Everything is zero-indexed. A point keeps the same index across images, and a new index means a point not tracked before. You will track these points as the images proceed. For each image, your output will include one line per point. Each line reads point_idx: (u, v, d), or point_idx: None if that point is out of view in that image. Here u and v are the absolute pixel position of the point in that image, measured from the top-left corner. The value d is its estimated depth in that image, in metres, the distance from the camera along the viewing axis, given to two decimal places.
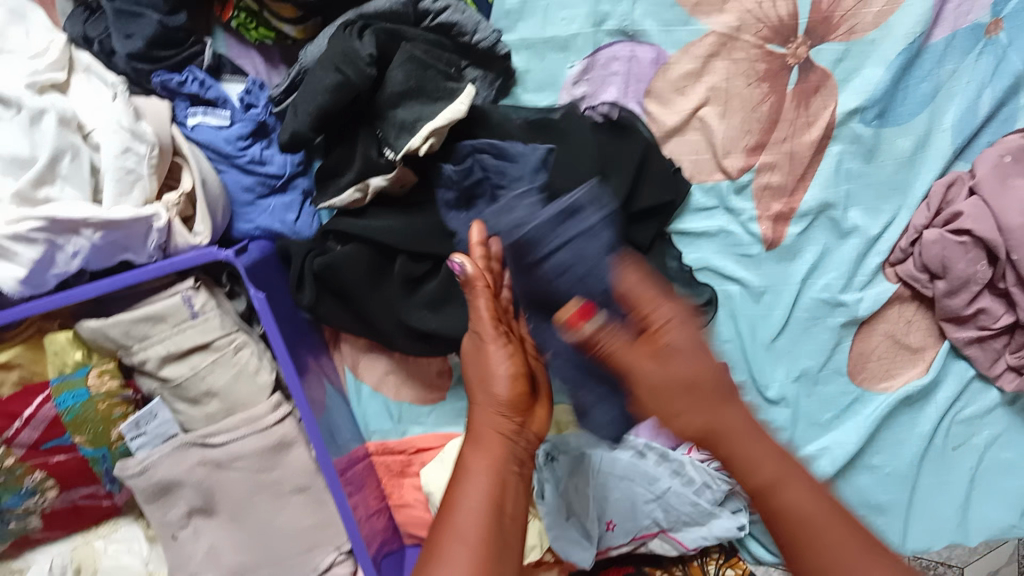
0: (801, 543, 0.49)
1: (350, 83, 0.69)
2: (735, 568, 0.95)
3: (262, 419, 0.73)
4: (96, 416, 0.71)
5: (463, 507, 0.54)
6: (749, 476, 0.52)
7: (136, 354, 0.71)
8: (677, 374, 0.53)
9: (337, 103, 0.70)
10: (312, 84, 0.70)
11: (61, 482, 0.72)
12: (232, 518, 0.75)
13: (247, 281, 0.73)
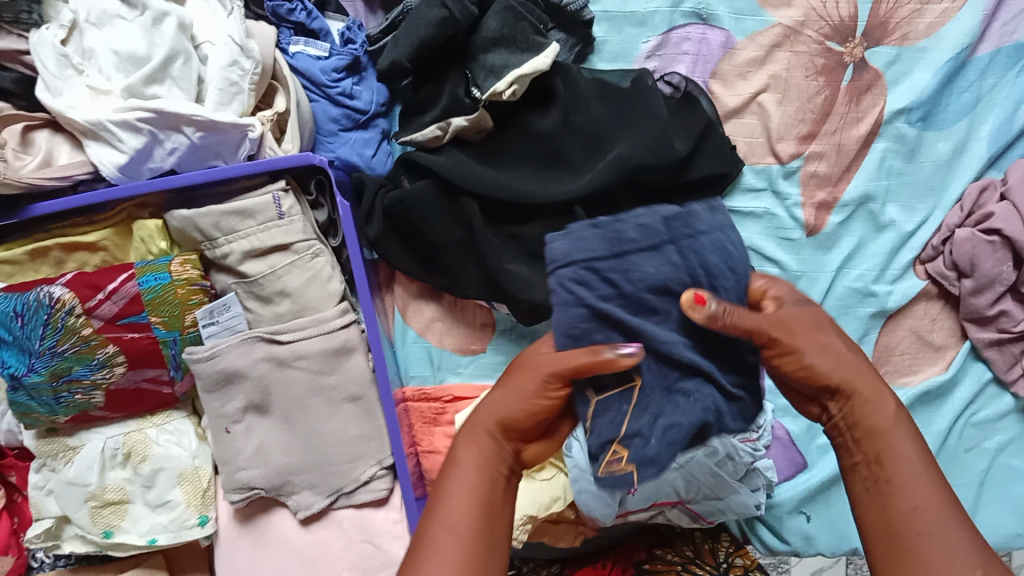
0: (893, 477, 0.54)
1: (453, 18, 0.76)
2: (746, 556, 0.94)
3: (330, 322, 0.77)
4: (173, 299, 0.75)
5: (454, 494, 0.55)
6: (869, 409, 0.57)
7: (220, 246, 0.75)
8: (802, 314, 0.59)
9: (437, 36, 0.77)
10: (417, 18, 0.77)
11: (131, 360, 0.75)
12: (283, 420, 0.78)
13: (335, 190, 0.77)
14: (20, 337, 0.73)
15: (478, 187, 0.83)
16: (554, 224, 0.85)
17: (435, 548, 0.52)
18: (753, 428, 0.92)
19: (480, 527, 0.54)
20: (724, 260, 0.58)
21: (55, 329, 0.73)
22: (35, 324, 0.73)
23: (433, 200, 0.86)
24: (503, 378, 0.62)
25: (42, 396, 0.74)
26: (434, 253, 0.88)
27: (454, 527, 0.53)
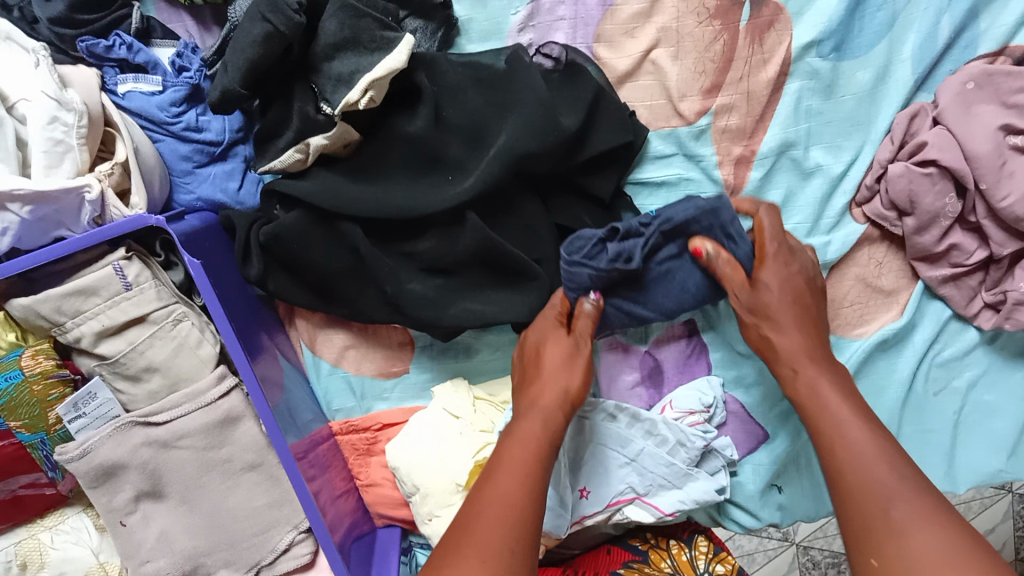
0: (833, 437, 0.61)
1: (278, 32, 0.66)
2: (727, 561, 0.86)
3: (206, 394, 0.69)
4: (30, 399, 0.67)
5: (519, 452, 0.65)
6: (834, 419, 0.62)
7: (69, 331, 0.67)
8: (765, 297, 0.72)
9: (264, 54, 0.67)
10: (240, 37, 0.68)
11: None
12: (181, 501, 0.71)
13: (182, 248, 0.68)
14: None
15: (353, 212, 0.74)
16: (446, 235, 0.77)
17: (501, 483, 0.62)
18: (701, 410, 0.86)
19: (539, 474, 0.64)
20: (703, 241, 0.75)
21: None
22: None
23: (310, 230, 0.77)
24: (563, 350, 0.75)
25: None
26: (326, 284, 0.81)
27: (516, 471, 0.63)
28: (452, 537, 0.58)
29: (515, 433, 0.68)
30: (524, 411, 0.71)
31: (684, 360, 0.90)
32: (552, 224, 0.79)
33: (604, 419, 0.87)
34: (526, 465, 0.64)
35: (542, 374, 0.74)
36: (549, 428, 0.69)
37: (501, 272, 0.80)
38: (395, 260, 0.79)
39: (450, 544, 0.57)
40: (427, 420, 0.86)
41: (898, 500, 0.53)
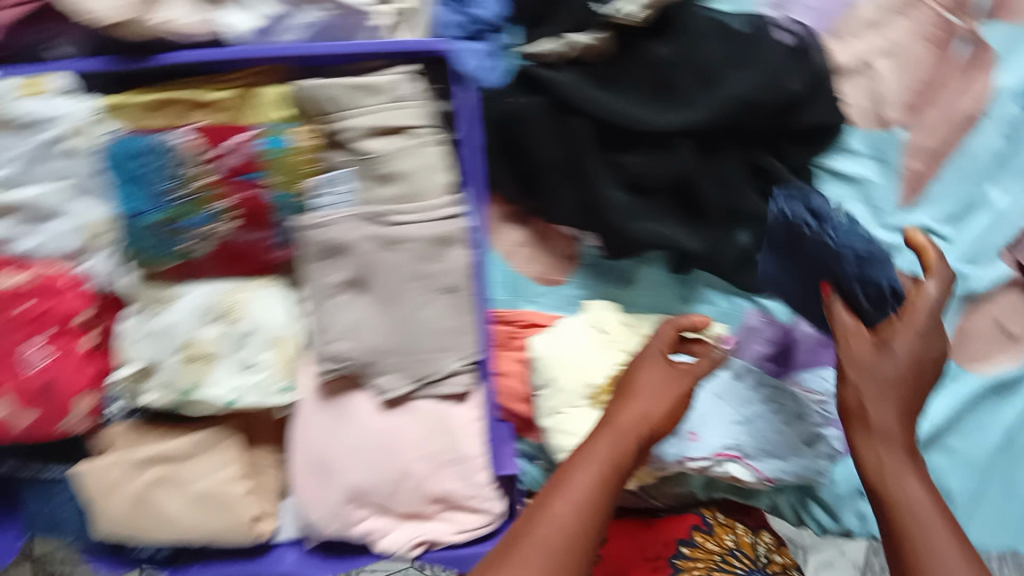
0: (909, 528, 0.61)
1: None
2: (785, 555, 0.96)
3: (436, 210, 0.78)
4: (292, 164, 0.77)
5: (580, 475, 0.67)
6: (918, 513, 0.62)
7: (342, 120, 0.77)
8: (885, 368, 0.70)
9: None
10: None
11: (242, 216, 0.77)
12: (381, 300, 0.80)
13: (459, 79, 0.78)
14: (135, 181, 0.75)
15: (594, 108, 0.83)
16: (656, 157, 0.85)
17: (581, 474, 0.68)
18: (822, 394, 0.93)
19: (602, 483, 0.67)
20: (863, 264, 0.81)
21: (170, 178, 0.76)
22: (156, 167, 0.75)
23: (543, 117, 0.85)
24: (648, 386, 0.80)
25: (153, 238, 0.76)
26: (533, 173, 0.89)
27: (591, 476, 0.67)
28: (533, 524, 0.64)
29: (590, 445, 0.72)
30: (597, 435, 0.73)
31: (818, 345, 0.93)
32: (747, 177, 0.87)
33: (730, 377, 0.94)
34: (601, 473, 0.68)
35: (640, 395, 0.79)
36: (625, 445, 0.73)
37: (687, 207, 0.88)
38: (600, 169, 0.86)
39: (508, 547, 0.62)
40: (577, 325, 0.94)
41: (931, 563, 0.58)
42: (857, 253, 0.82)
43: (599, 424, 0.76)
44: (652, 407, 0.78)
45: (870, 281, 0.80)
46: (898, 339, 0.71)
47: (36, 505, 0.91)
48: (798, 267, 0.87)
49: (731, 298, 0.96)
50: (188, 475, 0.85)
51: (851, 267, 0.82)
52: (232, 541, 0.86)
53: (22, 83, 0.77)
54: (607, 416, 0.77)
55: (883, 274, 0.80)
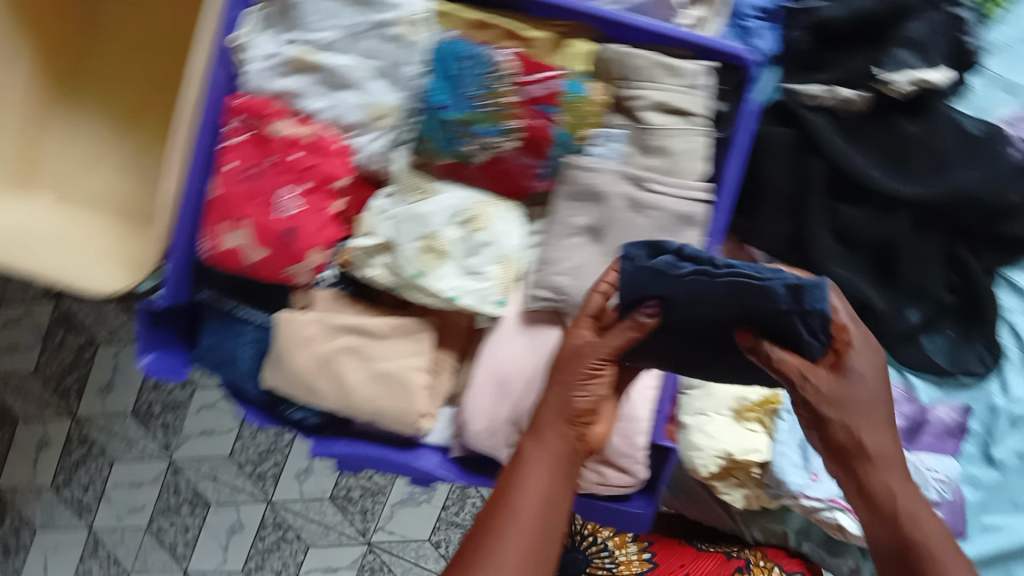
0: None
1: None
2: None
3: (690, 190, 0.87)
4: (583, 110, 0.85)
5: (524, 490, 0.71)
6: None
7: (636, 89, 0.86)
8: (883, 430, 0.70)
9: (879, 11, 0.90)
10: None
11: (525, 139, 0.85)
12: (612, 252, 0.88)
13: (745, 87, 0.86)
14: (453, 77, 0.84)
15: (838, 154, 0.93)
16: (873, 216, 0.96)
17: (508, 538, 0.68)
18: (939, 474, 1.01)
19: (536, 532, 0.69)
20: (779, 304, 0.62)
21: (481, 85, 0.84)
22: (475, 74, 0.84)
23: (788, 148, 0.96)
24: (557, 409, 0.76)
25: (446, 131, 0.85)
26: (757, 194, 0.98)
27: (525, 521, 0.69)
28: (475, 550, 0.68)
29: (517, 471, 0.73)
30: (535, 438, 0.76)
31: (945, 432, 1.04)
32: (941, 261, 0.99)
33: None
34: (534, 525, 0.69)
35: (536, 437, 0.76)
36: (554, 471, 0.73)
37: (880, 267, 0.99)
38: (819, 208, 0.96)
39: (479, 541, 0.68)
40: None
41: None
42: (786, 284, 0.61)
43: (528, 433, 0.77)
44: (569, 430, 0.76)
45: (811, 316, 0.63)
46: (858, 360, 0.68)
47: (211, 337, 0.96)
48: (706, 321, 0.70)
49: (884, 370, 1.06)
50: (376, 352, 0.92)
51: (783, 307, 0.62)
52: (391, 424, 0.92)
53: None
54: (538, 404, 0.78)
55: (785, 299, 0.62)
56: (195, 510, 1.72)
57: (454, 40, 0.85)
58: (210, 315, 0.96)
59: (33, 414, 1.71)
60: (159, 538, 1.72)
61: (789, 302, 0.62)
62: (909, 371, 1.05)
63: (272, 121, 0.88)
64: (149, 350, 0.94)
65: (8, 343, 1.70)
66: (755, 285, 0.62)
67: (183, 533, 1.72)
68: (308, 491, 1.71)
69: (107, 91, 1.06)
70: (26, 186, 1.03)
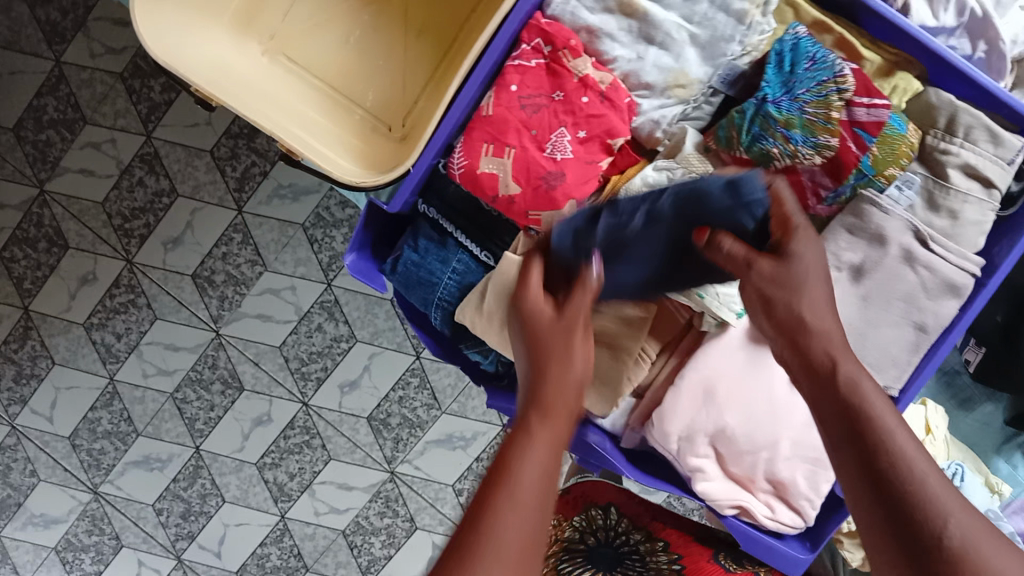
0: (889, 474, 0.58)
1: None
2: None
3: (968, 262, 0.84)
4: (896, 148, 0.80)
5: (526, 478, 0.54)
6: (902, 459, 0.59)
7: (950, 145, 0.83)
8: (823, 323, 0.70)
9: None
10: None
11: (830, 159, 0.80)
12: (863, 296, 0.86)
13: None
14: (789, 75, 0.80)
15: None
16: None
17: (508, 531, 0.51)
18: None
19: (536, 502, 0.54)
20: (721, 194, 0.69)
21: (815, 91, 0.79)
22: (808, 78, 0.79)
23: None
24: (545, 347, 0.66)
25: (755, 122, 0.79)
26: None
27: (525, 504, 0.53)
28: (509, 453, 0.57)
29: (508, 450, 0.57)
30: (544, 413, 0.60)
31: None
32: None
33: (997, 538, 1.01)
34: (535, 501, 0.53)
35: (536, 392, 0.63)
36: (570, 413, 0.62)
37: None
38: None
39: (473, 529, 0.51)
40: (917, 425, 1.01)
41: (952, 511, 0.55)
42: (719, 182, 0.69)
43: (529, 408, 0.61)
44: (559, 339, 0.66)
45: (743, 208, 0.69)
46: (798, 245, 0.70)
47: (417, 252, 0.89)
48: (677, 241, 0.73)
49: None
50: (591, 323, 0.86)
51: (719, 195, 0.69)
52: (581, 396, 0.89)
53: None
54: (535, 375, 0.64)
55: (709, 194, 0.69)
56: (226, 391, 1.64)
57: (802, 39, 0.80)
58: (422, 228, 0.90)
59: (86, 246, 1.61)
60: (181, 408, 1.65)
61: (731, 197, 0.69)
62: None
63: (573, 56, 0.82)
64: (353, 250, 0.88)
65: (81, 165, 1.58)
66: (685, 199, 0.71)
67: (206, 411, 1.65)
68: (347, 405, 1.62)
69: None
70: (244, 34, 0.97)
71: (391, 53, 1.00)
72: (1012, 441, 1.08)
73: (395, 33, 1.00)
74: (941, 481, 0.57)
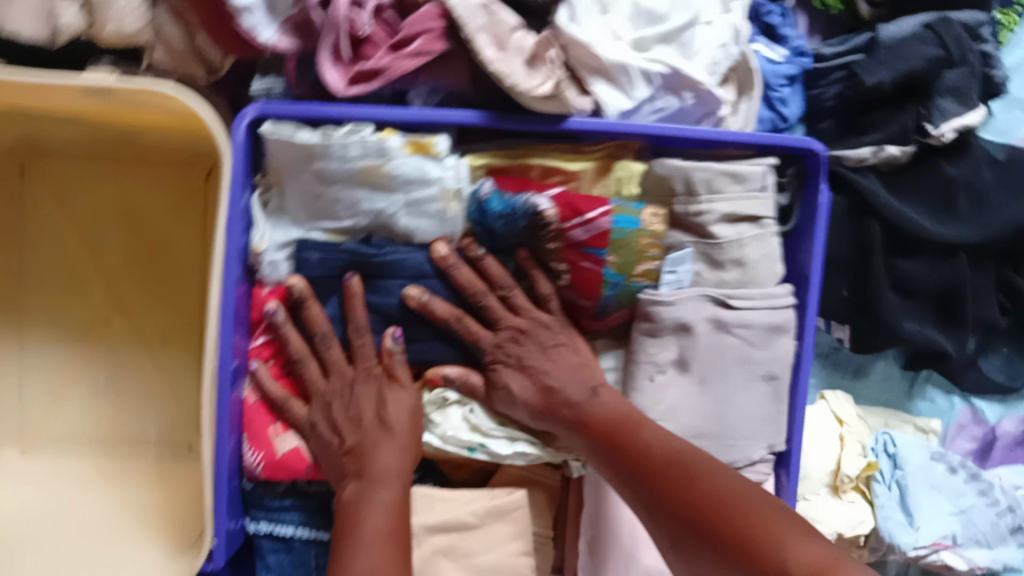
0: (689, 474, 0.68)
1: (942, 58, 0.87)
2: None
3: (776, 299, 0.81)
4: (634, 247, 0.77)
5: (379, 491, 0.71)
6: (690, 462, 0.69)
7: (700, 204, 0.79)
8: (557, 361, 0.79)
9: (926, 69, 0.87)
10: (906, 51, 0.87)
11: (576, 283, 0.78)
12: (701, 381, 0.81)
13: (814, 178, 0.82)
14: (494, 233, 0.77)
15: (895, 217, 0.91)
16: (933, 263, 0.95)
17: (367, 535, 0.68)
18: None
19: (395, 513, 0.71)
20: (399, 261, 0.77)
21: (524, 231, 0.77)
22: (510, 223, 0.76)
23: (842, 217, 0.94)
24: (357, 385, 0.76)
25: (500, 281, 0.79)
26: None
27: (384, 508, 0.71)
28: (364, 475, 0.72)
29: (370, 473, 0.72)
30: (385, 435, 0.74)
31: (1013, 445, 1.08)
32: (993, 288, 0.99)
33: (946, 470, 1.01)
34: (390, 504, 0.71)
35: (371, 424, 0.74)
36: (410, 446, 0.75)
37: (942, 311, 0.97)
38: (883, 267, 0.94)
39: (345, 536, 0.69)
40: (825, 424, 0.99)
41: (753, 494, 0.66)
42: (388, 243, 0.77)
43: (368, 435, 0.74)
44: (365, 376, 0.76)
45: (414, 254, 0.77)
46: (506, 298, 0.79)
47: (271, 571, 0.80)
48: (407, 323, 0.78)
49: (950, 403, 1.06)
50: (472, 548, 0.81)
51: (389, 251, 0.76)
52: None
53: (409, 141, 0.72)
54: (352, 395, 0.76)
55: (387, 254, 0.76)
56: None
57: (486, 197, 0.75)
58: (266, 544, 0.81)
59: None
60: None
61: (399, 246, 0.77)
62: (974, 397, 1.05)
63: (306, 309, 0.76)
64: None
65: None
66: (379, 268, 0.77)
67: None
68: None
69: (57, 303, 0.84)
70: None
71: (145, 376, 0.85)
72: (919, 378, 1.06)
73: (137, 353, 0.85)
74: (721, 470, 0.69)
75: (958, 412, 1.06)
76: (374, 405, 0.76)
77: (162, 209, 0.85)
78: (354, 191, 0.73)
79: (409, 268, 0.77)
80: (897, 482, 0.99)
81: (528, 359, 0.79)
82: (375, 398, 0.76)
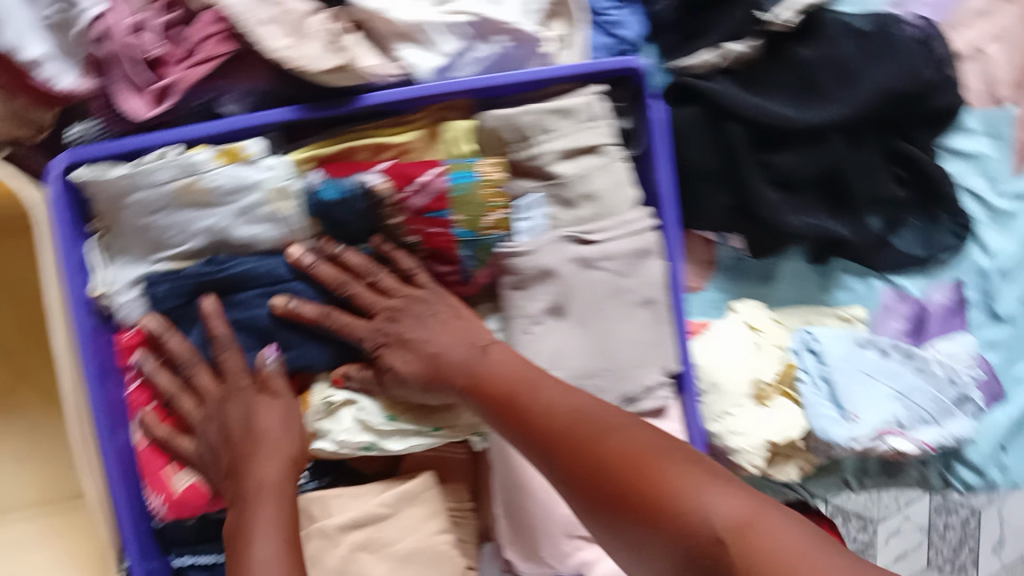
0: (593, 433, 0.62)
1: None
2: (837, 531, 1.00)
3: (635, 224, 0.80)
4: (479, 200, 0.76)
5: (262, 503, 0.69)
6: (596, 419, 0.64)
7: (534, 146, 0.79)
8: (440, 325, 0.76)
9: None
10: None
11: (432, 249, 0.78)
12: (580, 322, 0.80)
13: (645, 101, 0.82)
14: (336, 222, 0.77)
15: (752, 113, 0.88)
16: (808, 151, 0.91)
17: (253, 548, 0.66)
18: (971, 359, 1.00)
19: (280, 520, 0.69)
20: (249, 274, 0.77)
21: (366, 212, 0.77)
22: (348, 207, 0.76)
23: (702, 125, 0.91)
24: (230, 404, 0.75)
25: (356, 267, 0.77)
26: (685, 179, 0.93)
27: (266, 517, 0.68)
28: (245, 500, 0.70)
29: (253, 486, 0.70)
30: (259, 447, 0.73)
31: (947, 313, 1.02)
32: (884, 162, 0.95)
33: (877, 356, 0.97)
34: (274, 514, 0.69)
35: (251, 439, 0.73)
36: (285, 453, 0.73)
37: (833, 198, 0.94)
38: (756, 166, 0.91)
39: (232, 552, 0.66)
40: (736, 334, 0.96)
41: (662, 452, 0.60)
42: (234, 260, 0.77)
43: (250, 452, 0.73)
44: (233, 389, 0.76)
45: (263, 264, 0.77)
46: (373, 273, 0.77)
47: None
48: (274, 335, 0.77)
49: (870, 286, 1.02)
50: (390, 536, 0.80)
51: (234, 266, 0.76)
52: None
53: (218, 150, 0.73)
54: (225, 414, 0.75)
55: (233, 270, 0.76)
56: None
57: (318, 187, 0.76)
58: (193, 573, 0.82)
59: None
60: None
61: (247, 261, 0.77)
62: (895, 276, 1.02)
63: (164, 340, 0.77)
64: None
65: None
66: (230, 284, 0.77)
67: None
68: None
69: None
70: None
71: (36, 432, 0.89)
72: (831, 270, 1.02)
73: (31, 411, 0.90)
74: (626, 425, 0.63)
75: (881, 294, 1.02)
76: (245, 415, 0.75)
77: (21, 275, 0.89)
78: (181, 213, 0.74)
79: (260, 276, 0.77)
80: (823, 377, 0.95)
81: (405, 331, 0.76)
82: (247, 409, 0.75)
